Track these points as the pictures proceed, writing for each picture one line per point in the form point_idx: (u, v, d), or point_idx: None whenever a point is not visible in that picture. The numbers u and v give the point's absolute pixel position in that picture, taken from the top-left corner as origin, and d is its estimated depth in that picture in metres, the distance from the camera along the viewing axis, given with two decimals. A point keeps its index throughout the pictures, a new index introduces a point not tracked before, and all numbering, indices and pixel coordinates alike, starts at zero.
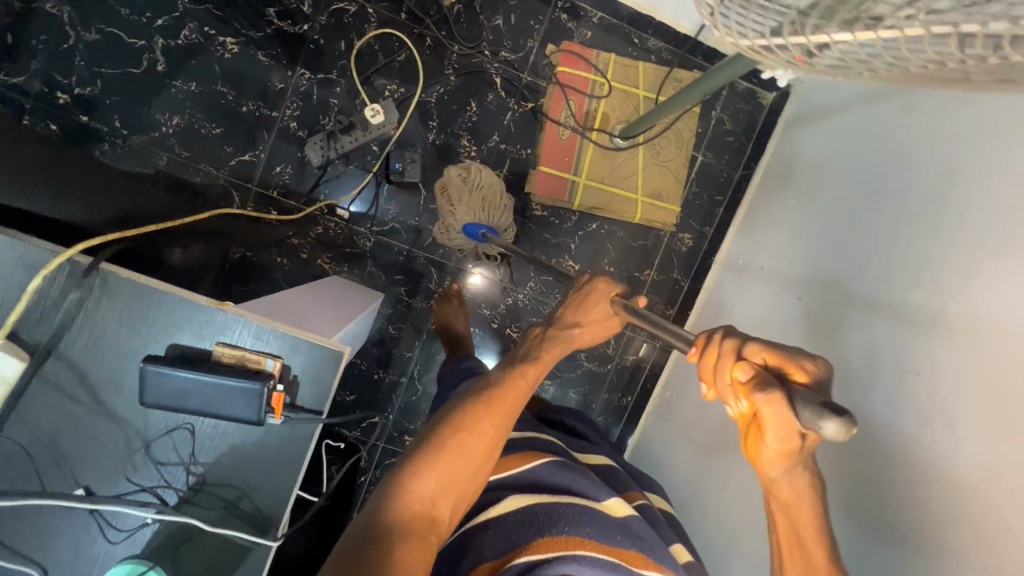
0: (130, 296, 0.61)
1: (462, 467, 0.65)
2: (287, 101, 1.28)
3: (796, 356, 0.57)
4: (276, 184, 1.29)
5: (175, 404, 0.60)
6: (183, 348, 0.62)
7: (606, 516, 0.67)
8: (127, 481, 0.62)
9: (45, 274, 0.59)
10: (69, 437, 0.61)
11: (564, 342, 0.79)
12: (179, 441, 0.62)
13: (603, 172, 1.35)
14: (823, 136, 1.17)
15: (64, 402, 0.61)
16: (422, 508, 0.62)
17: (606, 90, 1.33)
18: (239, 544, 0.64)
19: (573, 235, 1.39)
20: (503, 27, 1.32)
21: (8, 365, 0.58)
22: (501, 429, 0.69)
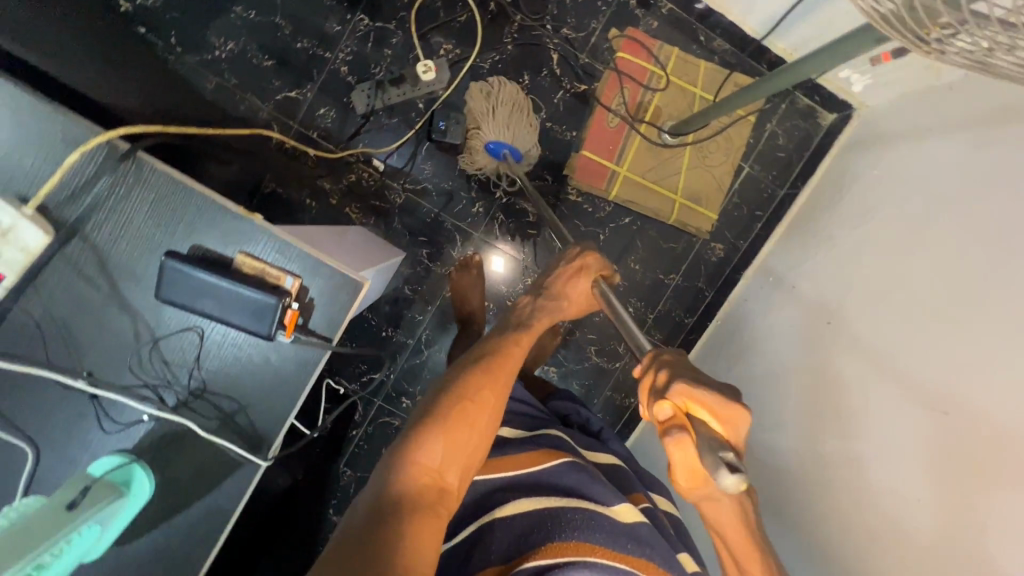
0: (163, 189, 0.61)
1: (467, 435, 0.64)
2: (342, 44, 1.27)
3: (714, 401, 0.54)
4: (318, 126, 1.28)
5: (191, 304, 0.59)
6: (205, 250, 0.61)
7: (615, 521, 0.63)
8: (129, 375, 0.62)
9: (82, 151, 0.58)
10: (81, 321, 0.61)
11: (552, 314, 0.81)
12: (188, 344, 0.62)
13: (645, 167, 1.32)
14: (882, 164, 1.12)
15: (81, 286, 0.61)
16: (429, 477, 0.60)
17: (663, 83, 1.29)
18: (229, 458, 0.64)
19: (604, 226, 1.36)
20: (570, 3, 1.29)
21: (35, 237, 0.57)
22: (499, 399, 0.69)
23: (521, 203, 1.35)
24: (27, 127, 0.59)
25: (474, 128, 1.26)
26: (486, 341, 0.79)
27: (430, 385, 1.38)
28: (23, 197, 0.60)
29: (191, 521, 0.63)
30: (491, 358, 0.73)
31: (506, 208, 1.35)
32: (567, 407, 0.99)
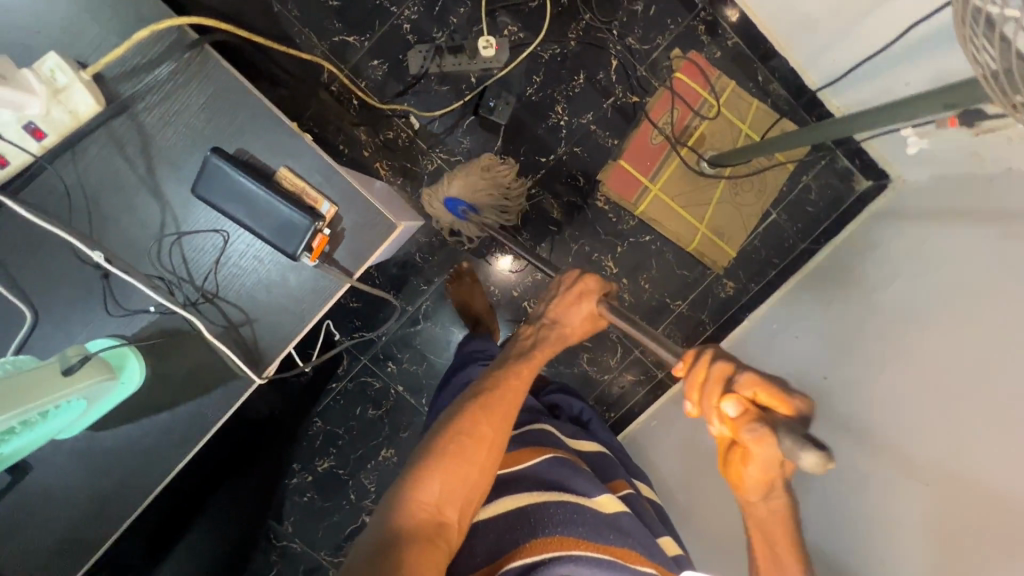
0: (222, 88, 0.62)
1: (466, 470, 0.64)
2: (409, 2, 1.27)
3: (784, 392, 0.58)
4: (367, 78, 1.28)
5: (223, 205, 0.60)
6: (249, 156, 0.63)
7: (596, 513, 0.67)
8: (147, 260, 0.64)
9: (154, 32, 0.60)
10: (111, 196, 0.63)
11: (556, 340, 0.83)
12: (211, 244, 0.64)
13: (677, 190, 1.33)
14: (907, 237, 1.13)
15: (121, 164, 0.63)
16: (429, 513, 0.60)
17: (713, 113, 1.30)
18: (226, 366, 0.65)
19: (623, 239, 1.37)
20: (640, 14, 1.29)
21: (85, 104, 0.61)
22: (499, 433, 0.69)
23: (548, 198, 1.35)
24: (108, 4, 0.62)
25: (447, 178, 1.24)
26: (494, 370, 0.79)
27: (418, 355, 1.39)
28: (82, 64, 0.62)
29: (177, 420, 0.66)
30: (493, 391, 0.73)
31: (533, 200, 1.35)
32: (559, 400, 1.01)
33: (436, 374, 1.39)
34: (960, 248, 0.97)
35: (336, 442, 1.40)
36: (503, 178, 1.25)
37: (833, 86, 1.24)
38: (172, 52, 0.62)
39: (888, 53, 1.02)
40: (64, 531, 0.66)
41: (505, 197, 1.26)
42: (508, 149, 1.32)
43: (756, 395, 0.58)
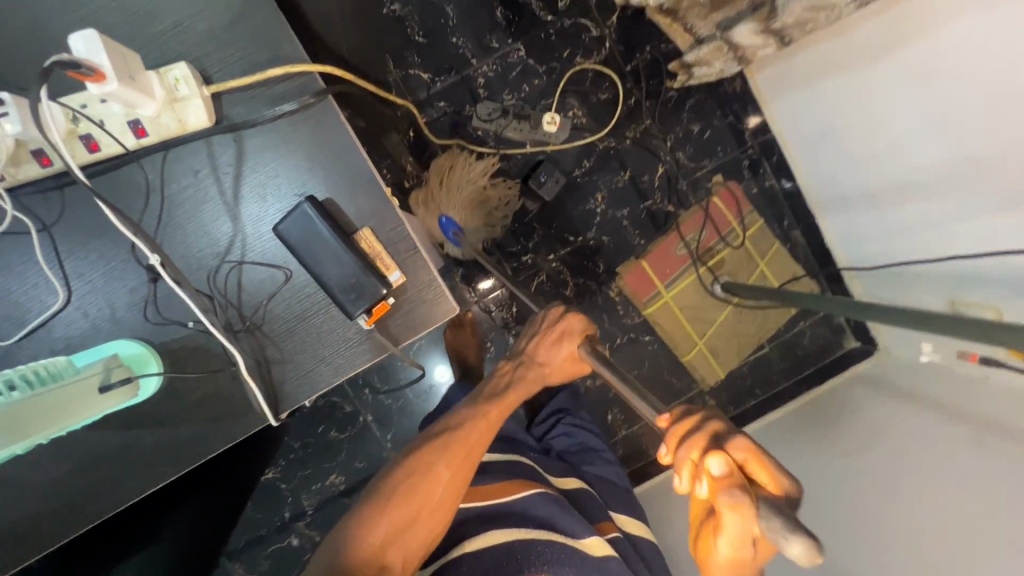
0: (330, 135, 0.61)
1: (419, 516, 0.66)
2: (491, 60, 1.31)
3: (773, 468, 0.48)
4: (430, 115, 1.31)
5: (299, 244, 0.59)
6: (337, 208, 0.62)
7: (584, 556, 0.69)
8: (199, 277, 0.61)
9: (287, 70, 0.59)
10: (187, 207, 0.60)
11: (535, 380, 0.81)
12: (271, 279, 0.62)
13: (687, 303, 1.38)
14: (884, 412, 1.19)
15: (207, 178, 0.60)
16: (371, 552, 0.63)
17: (738, 242, 1.37)
18: (244, 399, 0.63)
19: (624, 332, 1.41)
20: (695, 135, 1.38)
21: (196, 118, 0.58)
22: (459, 480, 0.69)
23: (565, 274, 1.38)
24: (240, 11, 0.59)
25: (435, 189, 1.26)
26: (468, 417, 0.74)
27: (397, 390, 1.37)
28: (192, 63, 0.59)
29: (168, 437, 0.62)
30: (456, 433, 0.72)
31: (551, 273, 1.38)
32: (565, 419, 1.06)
33: (409, 414, 1.37)
34: (928, 442, 1.03)
35: (289, 455, 1.35)
36: (483, 179, 1.28)
37: (857, 269, 1.30)
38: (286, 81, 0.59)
39: (921, 262, 1.07)
40: (7, 527, 0.61)
41: (490, 189, 1.28)
42: (542, 219, 1.36)
43: (745, 461, 0.48)
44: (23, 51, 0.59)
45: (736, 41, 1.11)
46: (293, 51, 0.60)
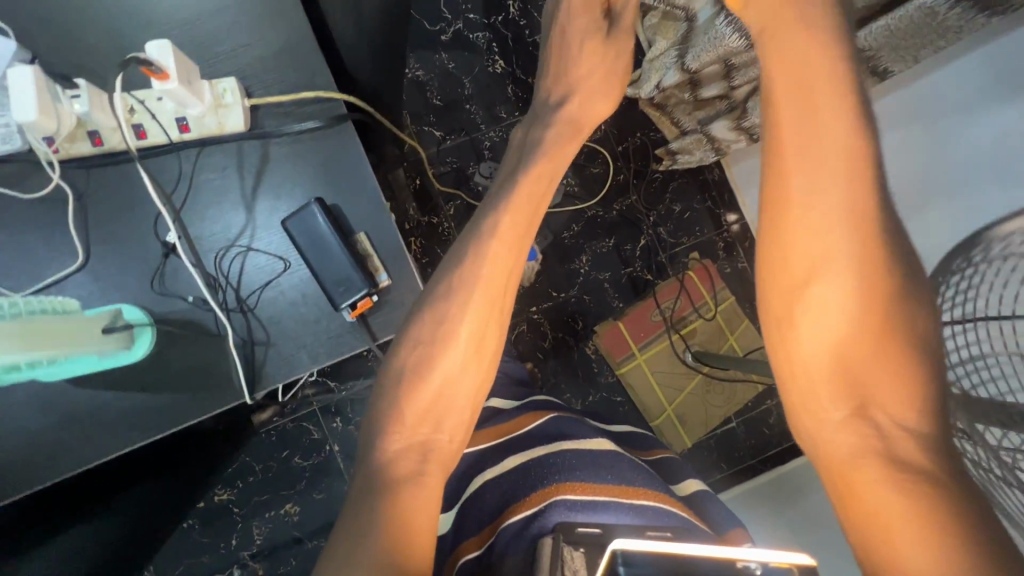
0: (344, 153, 0.71)
1: (449, 392, 0.71)
2: (498, 127, 1.47)
3: None
4: (437, 168, 1.44)
5: (307, 239, 0.69)
6: (340, 214, 0.72)
7: (593, 454, 0.81)
8: (210, 257, 0.72)
9: (317, 96, 0.70)
10: (212, 197, 0.71)
11: (588, 92, 0.97)
12: (272, 266, 0.72)
13: (659, 367, 1.43)
14: None
15: (232, 175, 0.71)
16: (409, 441, 0.68)
17: (710, 315, 1.45)
18: (227, 374, 0.71)
19: (597, 390, 1.45)
20: (676, 214, 1.50)
21: (234, 122, 0.69)
22: (479, 327, 0.73)
23: (544, 326, 1.46)
24: (288, 51, 0.71)
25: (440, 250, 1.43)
26: (575, 80, 0.97)
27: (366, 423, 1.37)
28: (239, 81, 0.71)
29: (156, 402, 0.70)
30: (469, 284, 0.72)
31: (531, 323, 1.45)
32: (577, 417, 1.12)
33: None
34: None
35: (246, 476, 1.33)
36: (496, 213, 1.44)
37: None
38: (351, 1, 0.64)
39: None
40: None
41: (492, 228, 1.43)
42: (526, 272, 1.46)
43: None
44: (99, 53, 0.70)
45: (714, 135, 1.29)
46: (328, 85, 0.71)
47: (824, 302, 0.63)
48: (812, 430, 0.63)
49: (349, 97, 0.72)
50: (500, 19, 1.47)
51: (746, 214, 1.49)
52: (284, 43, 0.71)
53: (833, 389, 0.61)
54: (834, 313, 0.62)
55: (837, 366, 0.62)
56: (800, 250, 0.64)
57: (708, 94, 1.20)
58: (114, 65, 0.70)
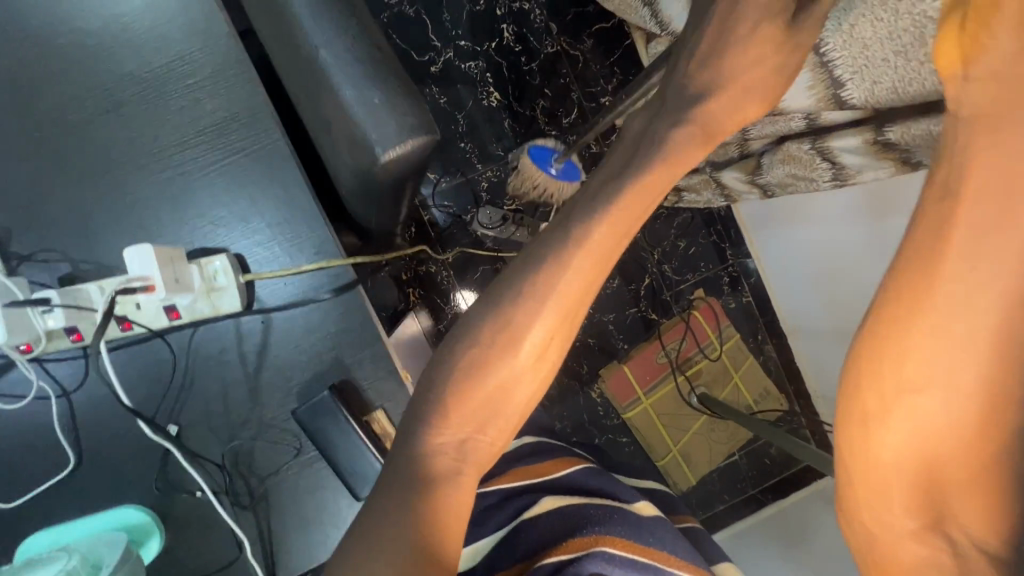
0: (351, 314, 0.65)
1: (501, 396, 0.61)
2: (495, 166, 1.38)
3: None
4: (433, 215, 1.37)
5: (322, 433, 0.63)
6: (347, 387, 0.64)
7: (636, 518, 0.70)
8: (212, 449, 0.65)
9: (319, 267, 0.63)
10: (207, 379, 0.65)
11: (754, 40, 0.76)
12: (280, 457, 0.66)
13: (664, 409, 1.43)
14: None
15: (227, 353, 0.65)
16: (454, 441, 0.60)
17: (715, 355, 1.44)
18: (239, 559, 0.67)
19: (604, 432, 1.45)
20: (681, 250, 1.46)
21: (228, 302, 0.63)
22: (542, 336, 0.61)
23: None
24: (285, 208, 0.64)
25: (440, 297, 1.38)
26: (726, 68, 0.76)
27: None
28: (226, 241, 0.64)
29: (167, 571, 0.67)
30: (542, 282, 0.60)
31: None
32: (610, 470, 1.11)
33: None
34: None
35: None
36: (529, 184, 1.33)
37: (822, 388, 1.39)
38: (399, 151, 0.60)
39: None
40: None
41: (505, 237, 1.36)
42: None
43: None
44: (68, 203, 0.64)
45: (724, 183, 1.22)
46: (329, 245, 0.64)
47: (944, 405, 0.41)
48: (869, 529, 0.46)
49: (355, 260, 0.65)
50: (493, 46, 1.37)
51: (753, 252, 1.44)
52: (281, 198, 0.64)
53: (911, 500, 0.43)
54: (934, 418, 0.42)
55: (921, 478, 0.43)
56: (919, 347, 0.41)
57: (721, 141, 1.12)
58: (86, 218, 0.64)
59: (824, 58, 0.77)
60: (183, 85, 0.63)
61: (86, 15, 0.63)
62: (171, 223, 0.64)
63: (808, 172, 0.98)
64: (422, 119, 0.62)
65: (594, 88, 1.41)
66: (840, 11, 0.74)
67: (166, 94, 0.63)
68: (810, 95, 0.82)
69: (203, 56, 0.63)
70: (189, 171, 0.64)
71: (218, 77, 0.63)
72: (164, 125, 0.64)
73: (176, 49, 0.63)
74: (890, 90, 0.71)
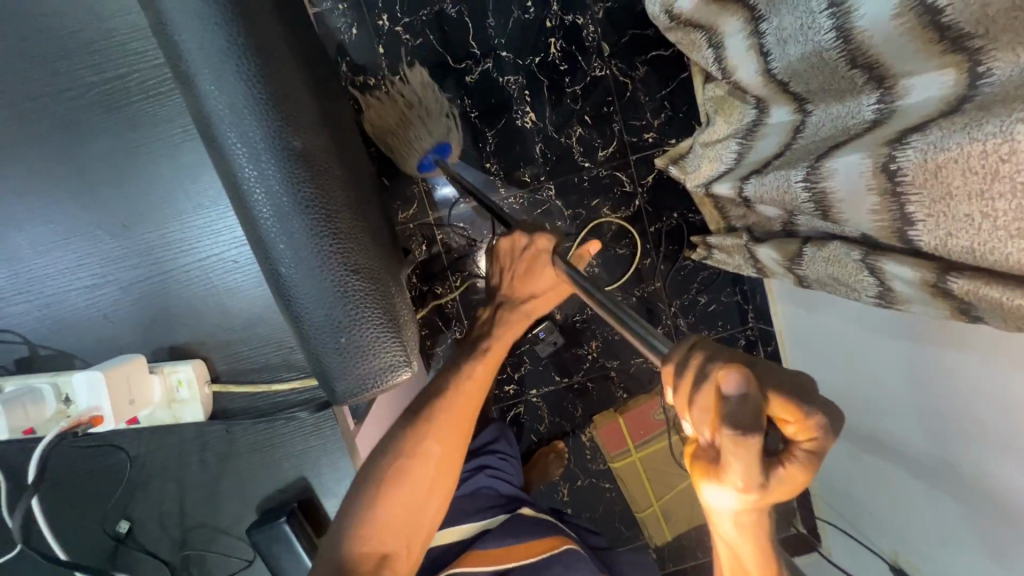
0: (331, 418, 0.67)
1: (417, 503, 0.67)
2: (519, 193, 1.32)
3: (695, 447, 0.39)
4: (447, 235, 1.33)
5: (273, 556, 0.66)
6: (309, 505, 0.70)
7: None
8: (174, 530, 0.69)
9: (300, 383, 0.65)
10: (177, 463, 0.68)
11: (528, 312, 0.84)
12: (234, 558, 0.71)
13: (654, 467, 1.37)
14: None
15: (202, 443, 0.68)
16: (374, 545, 0.62)
17: None
18: None
19: (588, 476, 1.44)
20: (701, 306, 1.39)
21: (191, 415, 0.65)
22: (450, 454, 0.70)
23: (542, 407, 1.41)
24: (259, 320, 0.65)
25: (441, 323, 1.37)
26: (533, 284, 0.83)
27: None
28: (217, 328, 0.65)
29: None
30: (448, 400, 0.72)
31: (530, 405, 1.40)
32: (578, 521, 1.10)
33: None
34: None
35: None
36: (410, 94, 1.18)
37: (819, 473, 1.34)
38: (375, 329, 0.56)
39: None
40: None
41: None
42: (531, 353, 1.38)
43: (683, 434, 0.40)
44: (54, 259, 0.62)
45: (759, 258, 1.09)
46: (304, 364, 0.65)
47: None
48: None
49: None
50: (536, 62, 1.27)
51: (775, 323, 1.35)
52: (265, 303, 0.64)
53: None
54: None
55: None
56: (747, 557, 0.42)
57: (766, 214, 1.01)
58: (71, 279, 0.62)
59: (898, 189, 0.67)
60: (171, 164, 0.60)
61: (58, 79, 0.58)
62: (139, 322, 0.64)
63: (850, 280, 0.86)
64: (326, 209, 0.54)
65: (638, 120, 1.31)
66: (930, 140, 0.63)
67: (138, 178, 0.60)
68: (872, 219, 0.73)
69: (190, 135, 0.60)
70: (160, 268, 0.63)
71: (206, 166, 0.60)
72: (137, 217, 0.61)
73: (162, 125, 0.59)
74: (965, 247, 0.63)
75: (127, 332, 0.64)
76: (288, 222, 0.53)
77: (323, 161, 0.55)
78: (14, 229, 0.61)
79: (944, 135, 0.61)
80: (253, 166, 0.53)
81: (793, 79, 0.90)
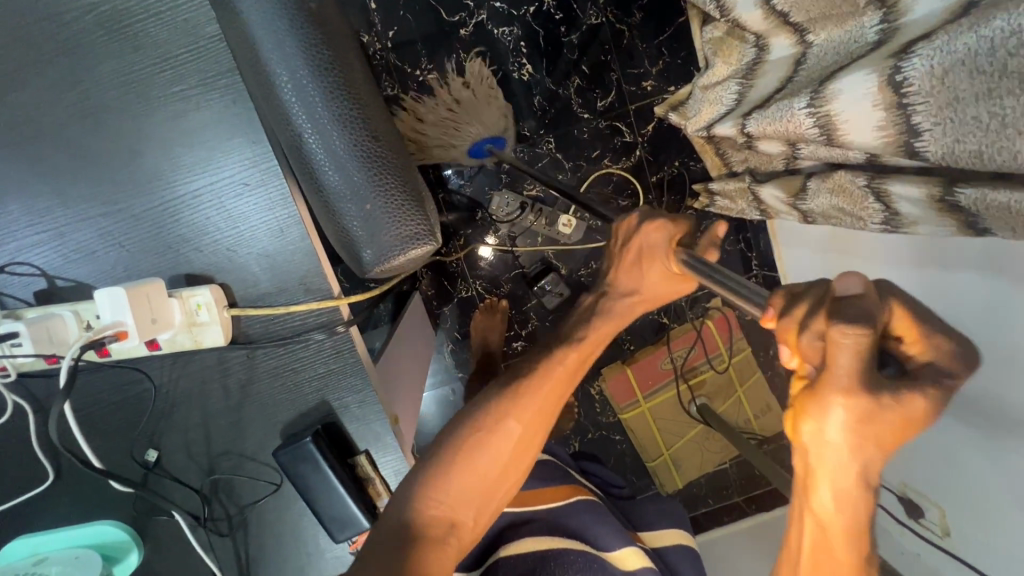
0: (347, 349, 0.69)
1: (488, 472, 0.66)
2: (518, 147, 1.32)
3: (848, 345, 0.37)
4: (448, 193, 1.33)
5: (300, 476, 0.68)
6: (330, 430, 0.71)
7: (604, 561, 0.74)
8: (200, 459, 0.72)
9: (313, 309, 0.66)
10: (198, 395, 0.70)
11: (632, 307, 0.78)
12: (260, 484, 0.73)
13: (662, 415, 1.39)
14: None
15: (221, 377, 0.69)
16: (445, 510, 0.64)
17: (722, 366, 1.40)
18: (228, 546, 0.75)
19: (597, 427, 1.46)
20: None
21: (210, 340, 0.66)
22: (530, 433, 0.68)
23: None
24: (269, 250, 0.65)
25: (446, 280, 1.37)
26: (642, 281, 0.78)
27: None
28: (230, 256, 0.65)
29: None
30: (535, 384, 0.69)
31: None
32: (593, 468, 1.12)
33: None
34: None
35: None
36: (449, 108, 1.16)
37: None
38: (400, 200, 0.62)
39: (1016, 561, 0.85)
40: None
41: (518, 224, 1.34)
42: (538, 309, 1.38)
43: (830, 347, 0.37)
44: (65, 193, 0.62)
45: (761, 198, 1.09)
46: (321, 289, 0.66)
47: None
48: None
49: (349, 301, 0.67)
50: (530, 11, 1.25)
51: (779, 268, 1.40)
52: (277, 230, 0.64)
53: None
54: None
55: None
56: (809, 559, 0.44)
57: (769, 150, 0.99)
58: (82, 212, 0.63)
59: (904, 101, 0.67)
60: (168, 93, 0.60)
61: (55, 9, 0.57)
62: (154, 249, 0.64)
63: (856, 208, 0.86)
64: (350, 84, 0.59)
65: (636, 69, 1.30)
66: (936, 46, 0.62)
67: (138, 105, 0.60)
68: (877, 136, 0.73)
69: (192, 59, 0.59)
70: (170, 197, 0.63)
71: (207, 94, 0.60)
72: (143, 139, 0.61)
73: (162, 49, 0.59)
74: (973, 150, 0.62)
75: (141, 266, 0.65)
76: (312, 106, 0.57)
77: (341, 43, 0.59)
78: (26, 167, 0.62)
79: (951, 38, 0.60)
80: (278, 55, 0.56)
81: (794, 8, 0.90)
